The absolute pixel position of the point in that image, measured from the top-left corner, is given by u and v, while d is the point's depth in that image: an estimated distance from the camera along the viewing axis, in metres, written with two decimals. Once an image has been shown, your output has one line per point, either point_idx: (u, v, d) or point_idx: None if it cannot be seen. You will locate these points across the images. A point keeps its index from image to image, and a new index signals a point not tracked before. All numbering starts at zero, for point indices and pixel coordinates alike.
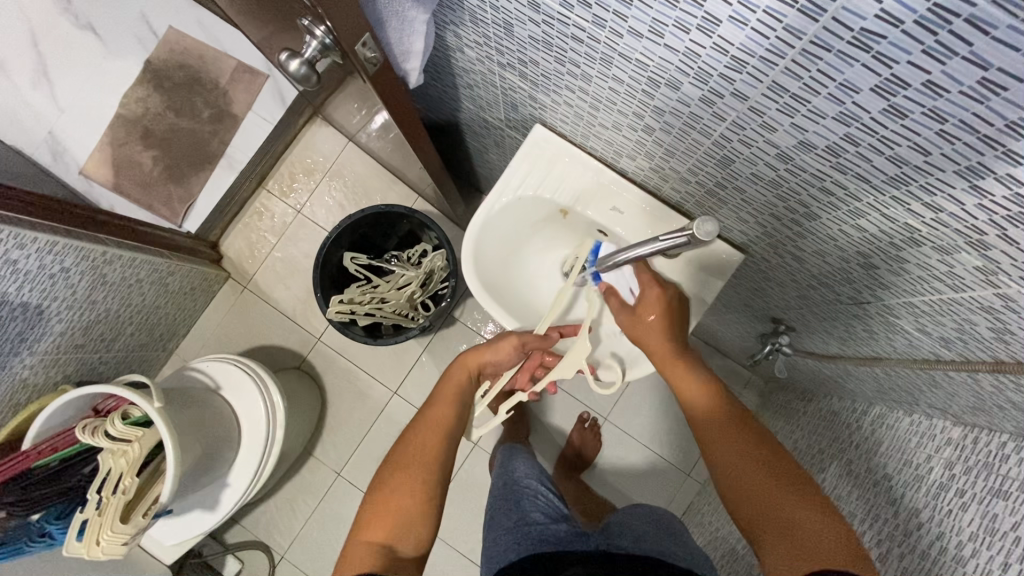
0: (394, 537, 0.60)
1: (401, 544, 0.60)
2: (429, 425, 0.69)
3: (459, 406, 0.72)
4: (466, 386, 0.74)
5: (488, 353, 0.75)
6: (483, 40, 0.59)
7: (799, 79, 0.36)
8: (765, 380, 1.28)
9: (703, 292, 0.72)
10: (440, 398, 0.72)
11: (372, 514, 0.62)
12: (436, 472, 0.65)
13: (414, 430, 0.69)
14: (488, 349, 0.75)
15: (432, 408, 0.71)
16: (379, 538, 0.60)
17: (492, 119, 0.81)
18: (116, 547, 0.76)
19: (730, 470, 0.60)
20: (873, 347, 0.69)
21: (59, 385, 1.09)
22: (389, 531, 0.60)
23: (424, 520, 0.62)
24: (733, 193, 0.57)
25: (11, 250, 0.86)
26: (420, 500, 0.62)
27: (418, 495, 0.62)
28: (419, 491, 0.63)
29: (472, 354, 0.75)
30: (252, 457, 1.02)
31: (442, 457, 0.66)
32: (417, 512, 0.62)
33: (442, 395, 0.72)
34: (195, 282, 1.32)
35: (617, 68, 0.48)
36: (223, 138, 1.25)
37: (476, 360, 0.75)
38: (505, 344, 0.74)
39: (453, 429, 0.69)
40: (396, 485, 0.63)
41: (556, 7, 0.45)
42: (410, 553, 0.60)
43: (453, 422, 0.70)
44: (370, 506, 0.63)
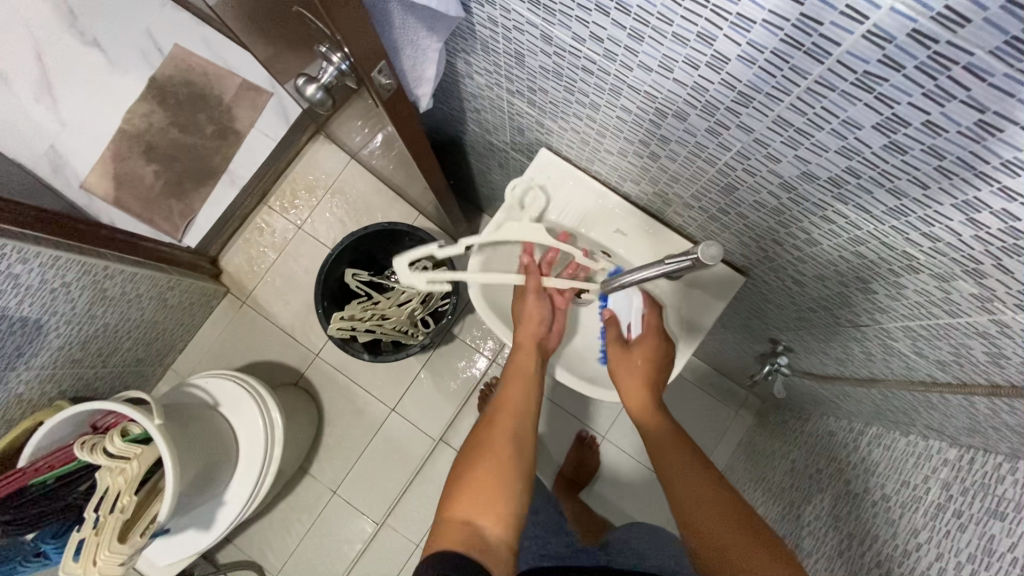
0: (477, 515, 0.56)
1: (489, 526, 0.55)
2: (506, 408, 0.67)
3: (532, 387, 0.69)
4: (537, 363, 0.72)
5: (527, 322, 0.73)
6: (494, 68, 0.61)
7: (804, 114, 0.38)
8: (761, 400, 1.30)
9: (704, 313, 0.73)
10: (511, 379, 0.70)
11: (458, 493, 0.58)
12: (514, 445, 0.62)
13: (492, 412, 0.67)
14: (525, 320, 0.74)
15: (507, 391, 0.69)
16: (464, 515, 0.56)
17: (497, 141, 0.83)
18: (112, 567, 0.74)
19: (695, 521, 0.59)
20: (871, 369, 0.70)
21: (53, 400, 1.08)
22: (473, 508, 0.56)
23: (510, 498, 0.58)
24: (735, 218, 0.59)
25: (14, 264, 0.86)
26: (503, 479, 0.59)
27: (502, 472, 0.59)
28: (498, 470, 0.59)
29: (524, 329, 0.73)
30: (249, 474, 1.01)
31: (521, 436, 0.64)
32: (502, 490, 0.58)
33: (512, 376, 0.70)
34: (195, 296, 1.32)
35: (625, 98, 0.49)
36: (226, 155, 1.26)
37: (525, 336, 0.73)
38: (530, 305, 0.73)
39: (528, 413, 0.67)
40: (478, 462, 0.60)
41: (568, 40, 0.47)
42: (494, 532, 0.55)
43: (528, 405, 0.68)
44: (454, 485, 0.59)
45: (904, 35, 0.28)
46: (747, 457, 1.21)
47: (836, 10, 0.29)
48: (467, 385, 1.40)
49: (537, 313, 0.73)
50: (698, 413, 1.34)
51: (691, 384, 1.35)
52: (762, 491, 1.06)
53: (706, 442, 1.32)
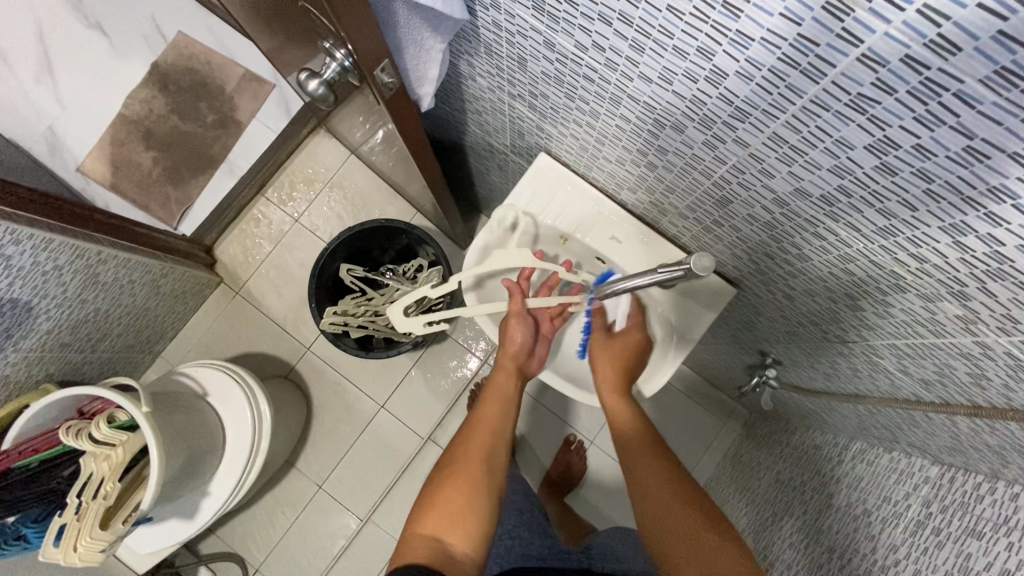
0: (445, 532, 0.58)
1: (455, 543, 0.57)
2: (479, 428, 0.70)
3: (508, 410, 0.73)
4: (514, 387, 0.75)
5: (509, 345, 0.75)
6: (496, 71, 0.61)
7: (798, 132, 0.38)
8: (749, 411, 1.31)
9: (696, 323, 0.73)
10: (488, 402, 0.73)
11: (427, 510, 0.61)
12: (486, 461, 0.66)
13: (466, 431, 0.70)
14: (510, 340, 0.75)
15: (482, 412, 0.72)
16: (433, 531, 0.58)
17: (497, 143, 0.83)
18: (93, 553, 0.74)
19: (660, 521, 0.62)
20: (857, 385, 0.71)
21: (40, 383, 1.07)
22: (441, 525, 0.59)
23: (477, 518, 0.60)
24: (729, 231, 0.59)
25: (6, 245, 0.86)
26: (471, 498, 0.62)
27: (471, 490, 0.62)
28: (468, 488, 0.62)
29: (507, 353, 0.75)
30: (235, 465, 1.00)
31: (491, 456, 0.67)
32: (471, 511, 0.61)
33: (489, 399, 0.74)
34: (188, 284, 1.32)
35: (625, 107, 0.50)
36: (225, 144, 1.26)
37: (509, 357, 0.75)
38: (512, 325, 0.75)
39: (501, 430, 0.71)
40: (448, 480, 0.63)
41: (571, 48, 0.47)
42: (461, 551, 0.57)
43: (503, 426, 0.72)
44: (424, 504, 0.62)
45: (896, 61, 0.29)
46: (733, 466, 1.22)
47: (831, 33, 0.30)
48: (458, 385, 1.40)
49: (522, 333, 0.75)
50: (686, 420, 1.35)
51: (680, 393, 1.36)
52: (746, 501, 1.06)
53: (692, 450, 1.33)
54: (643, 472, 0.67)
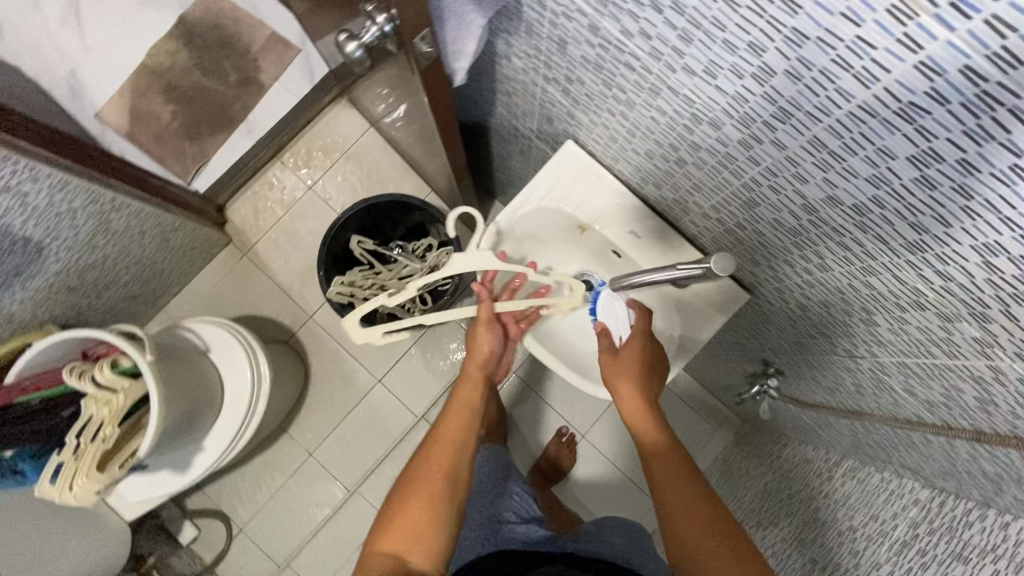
0: (405, 548, 0.60)
1: (415, 558, 0.60)
2: (444, 435, 0.70)
3: (472, 415, 0.73)
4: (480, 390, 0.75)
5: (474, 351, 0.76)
6: (533, 52, 0.61)
7: (840, 138, 0.38)
8: (741, 421, 1.32)
9: (704, 326, 0.73)
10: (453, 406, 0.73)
11: (389, 524, 0.63)
12: (451, 468, 0.67)
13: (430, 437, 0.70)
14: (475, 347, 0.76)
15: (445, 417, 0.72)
16: (394, 548, 0.60)
17: (523, 128, 0.83)
18: (88, 494, 0.74)
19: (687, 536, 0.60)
20: (859, 402, 0.71)
21: (43, 324, 1.08)
22: (401, 544, 0.61)
23: (436, 531, 0.62)
24: (752, 235, 0.58)
25: (24, 182, 0.86)
26: (433, 511, 0.63)
27: (433, 501, 0.63)
28: (430, 500, 0.63)
29: (473, 361, 0.76)
30: (231, 423, 1.01)
31: (456, 464, 0.67)
32: (431, 525, 0.62)
33: (454, 404, 0.73)
34: (196, 241, 1.31)
35: (662, 99, 0.50)
36: (245, 104, 1.28)
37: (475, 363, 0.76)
38: (480, 334, 0.75)
39: (467, 433, 0.71)
40: (410, 493, 0.64)
41: (615, 33, 0.47)
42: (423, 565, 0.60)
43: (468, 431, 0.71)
44: (386, 518, 0.63)
45: (955, 70, 0.28)
46: (720, 474, 1.23)
47: (891, 37, 0.29)
48: (456, 367, 1.40)
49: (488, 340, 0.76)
50: (678, 425, 1.35)
51: (675, 397, 1.36)
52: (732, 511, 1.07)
53: None
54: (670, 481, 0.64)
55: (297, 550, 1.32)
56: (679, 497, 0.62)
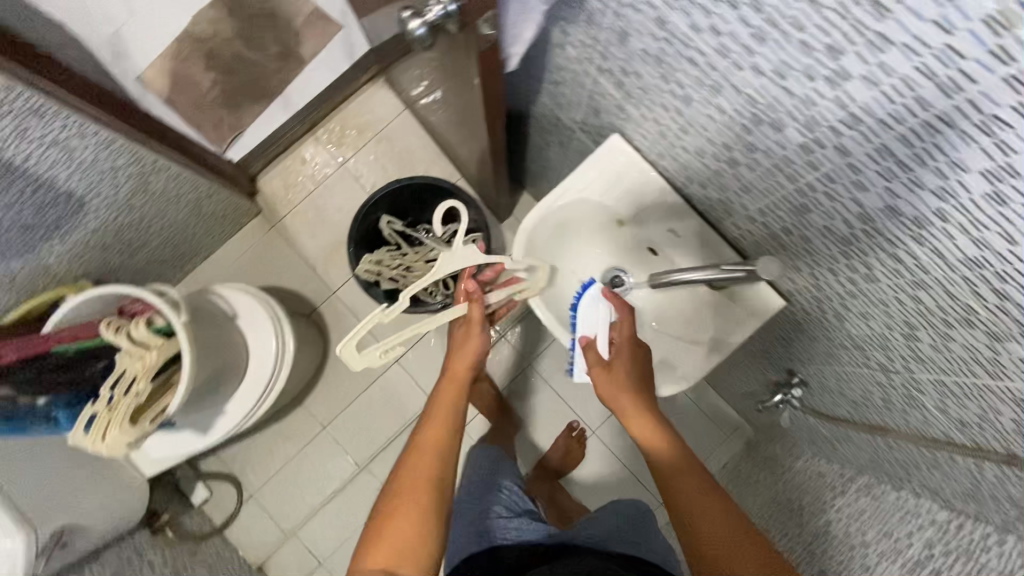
0: (395, 565, 0.62)
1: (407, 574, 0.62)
2: (427, 445, 0.73)
3: (456, 424, 0.76)
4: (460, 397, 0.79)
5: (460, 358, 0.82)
6: (590, 42, 0.61)
7: (911, 147, 0.38)
8: (754, 431, 1.32)
9: (738, 329, 0.71)
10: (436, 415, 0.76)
11: (379, 540, 0.64)
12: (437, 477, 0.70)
13: (415, 447, 0.73)
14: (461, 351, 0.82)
15: (428, 425, 0.75)
16: (383, 563, 0.62)
17: (566, 119, 0.83)
18: (119, 445, 0.77)
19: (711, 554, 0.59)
20: (884, 418, 0.71)
21: (77, 279, 1.12)
22: (391, 555, 0.63)
23: (425, 543, 0.64)
24: (798, 241, 0.58)
25: (72, 138, 0.88)
26: (421, 524, 0.65)
27: (419, 513, 0.66)
28: (420, 515, 0.66)
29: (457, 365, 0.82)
30: (254, 390, 1.03)
31: (441, 473, 0.70)
32: (419, 540, 0.64)
33: (436, 413, 0.76)
34: (227, 209, 1.33)
35: (723, 97, 0.50)
36: (284, 78, 1.28)
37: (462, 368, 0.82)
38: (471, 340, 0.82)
39: (451, 441, 0.74)
40: (398, 507, 0.66)
41: (683, 28, 0.47)
42: None
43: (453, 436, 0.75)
44: (373, 535, 0.65)
45: None
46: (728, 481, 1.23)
47: (983, 47, 0.29)
48: None
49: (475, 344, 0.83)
50: (690, 429, 1.35)
51: (689, 402, 1.36)
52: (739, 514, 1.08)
53: None
54: (685, 494, 0.63)
55: (305, 520, 1.35)
56: (699, 513, 0.61)
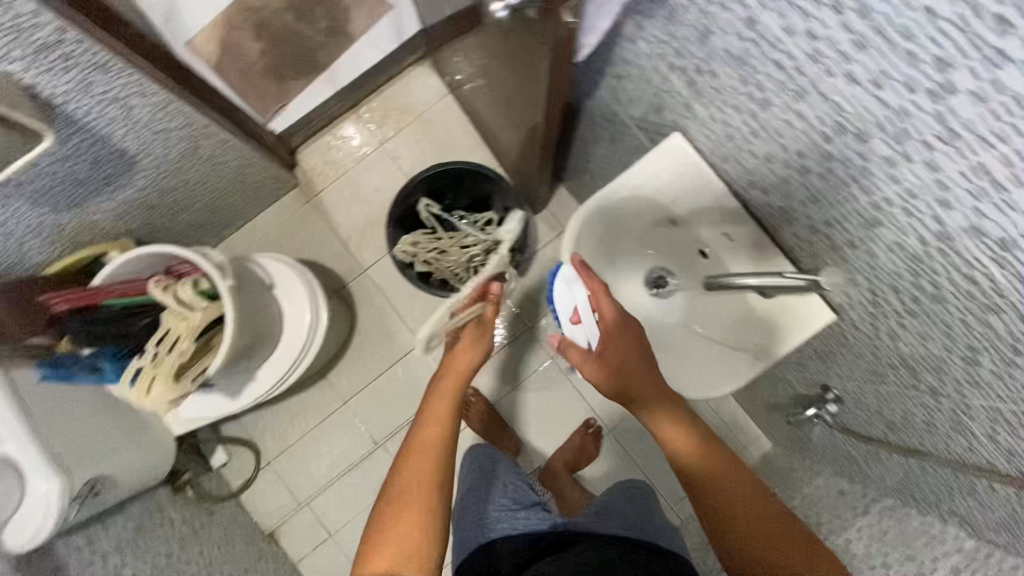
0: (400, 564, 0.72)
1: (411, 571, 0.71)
2: (423, 449, 0.83)
3: (450, 428, 0.86)
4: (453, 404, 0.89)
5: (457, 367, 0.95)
6: (666, 37, 0.60)
7: (1008, 167, 0.37)
8: (772, 444, 1.32)
9: (788, 339, 0.70)
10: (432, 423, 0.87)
11: (381, 541, 0.74)
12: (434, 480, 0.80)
13: (412, 454, 0.83)
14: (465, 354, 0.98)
15: (424, 433, 0.86)
16: (389, 563, 0.72)
17: (623, 114, 0.82)
18: (164, 401, 0.78)
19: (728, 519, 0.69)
20: (924, 441, 0.70)
21: (120, 237, 1.14)
22: (395, 555, 0.72)
23: (425, 541, 0.74)
24: (862, 255, 0.57)
25: (132, 96, 0.89)
26: (423, 523, 0.75)
27: (418, 514, 0.76)
28: (419, 516, 0.76)
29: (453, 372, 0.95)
30: (285, 359, 1.04)
31: (437, 475, 0.80)
32: (419, 538, 0.74)
33: (432, 421, 0.87)
34: (267, 179, 1.34)
35: (807, 103, 0.49)
36: (331, 53, 1.32)
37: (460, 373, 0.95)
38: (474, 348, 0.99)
39: (444, 446, 0.84)
40: (399, 511, 0.76)
41: (776, 30, 0.46)
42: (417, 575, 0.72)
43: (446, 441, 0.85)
44: (376, 537, 0.75)
45: None
46: None
47: None
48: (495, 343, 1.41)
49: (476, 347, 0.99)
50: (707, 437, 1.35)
51: (708, 409, 1.36)
52: None
53: None
54: (703, 466, 0.74)
55: (320, 491, 1.37)
56: (721, 481, 0.72)
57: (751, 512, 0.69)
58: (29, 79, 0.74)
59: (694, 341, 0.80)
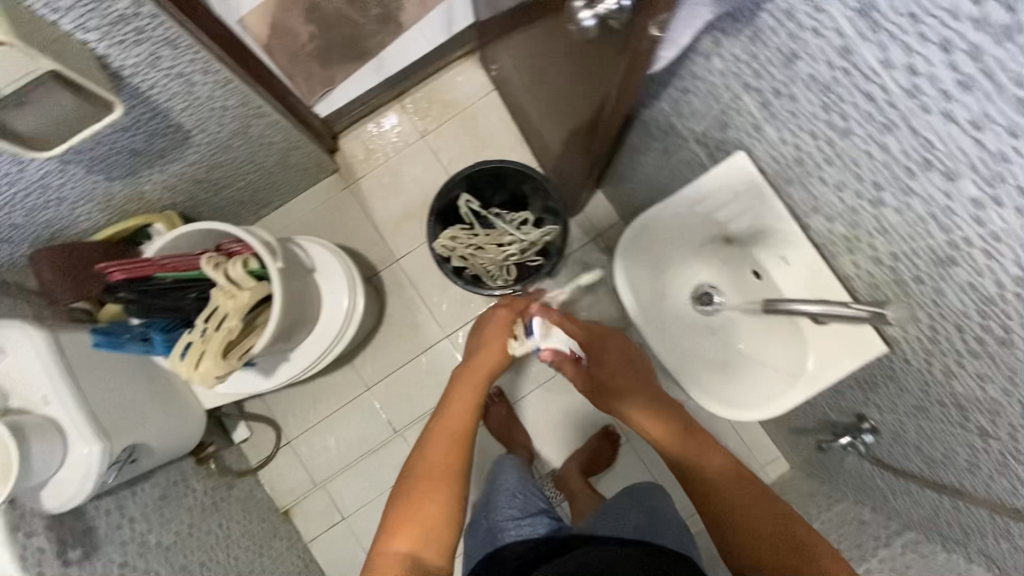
0: (418, 548, 0.73)
1: (427, 555, 0.73)
2: (444, 436, 0.83)
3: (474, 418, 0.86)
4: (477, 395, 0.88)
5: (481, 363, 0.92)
6: (745, 57, 0.60)
7: None
8: (790, 466, 1.31)
9: (835, 367, 0.70)
10: (453, 412, 0.86)
11: (398, 525, 0.75)
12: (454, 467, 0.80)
13: (433, 440, 0.83)
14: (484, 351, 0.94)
15: (447, 420, 0.85)
16: (405, 546, 0.73)
17: (683, 128, 0.82)
18: (210, 377, 0.80)
19: (746, 542, 0.74)
20: (965, 481, 0.70)
21: (164, 209, 1.15)
22: (413, 539, 0.73)
23: (442, 527, 0.75)
24: (928, 291, 0.56)
25: (196, 74, 0.89)
26: (441, 510, 0.76)
27: (437, 500, 0.76)
28: (438, 503, 0.76)
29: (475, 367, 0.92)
30: (320, 342, 1.05)
31: (456, 464, 0.80)
32: (436, 524, 0.75)
33: (454, 410, 0.86)
34: (311, 162, 1.35)
35: (893, 137, 0.49)
36: (382, 41, 1.35)
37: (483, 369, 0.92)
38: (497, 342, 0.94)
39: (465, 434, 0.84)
40: (418, 496, 0.77)
41: (871, 62, 0.46)
42: (432, 560, 0.72)
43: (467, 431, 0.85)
44: (394, 521, 0.76)
45: None
46: None
47: None
48: None
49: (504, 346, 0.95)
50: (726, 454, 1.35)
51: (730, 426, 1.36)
52: None
53: None
54: (702, 469, 0.82)
55: (337, 474, 1.39)
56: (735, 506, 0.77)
57: (761, 525, 0.74)
58: (101, 50, 0.76)
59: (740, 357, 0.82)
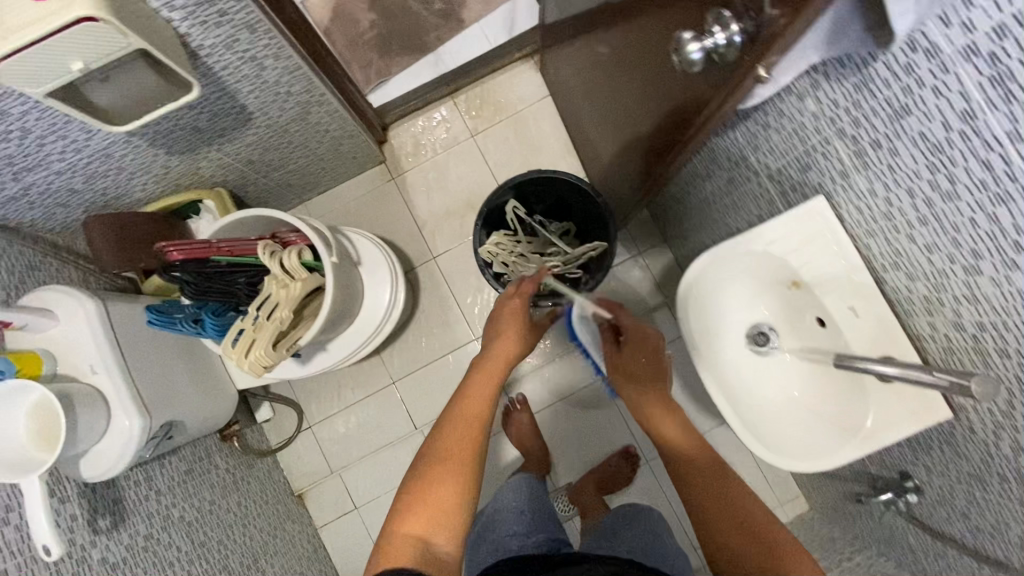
0: (429, 533, 0.65)
1: (439, 543, 0.65)
2: (463, 419, 0.76)
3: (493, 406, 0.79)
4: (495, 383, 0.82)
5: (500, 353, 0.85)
6: (846, 105, 0.58)
7: None
8: (812, 508, 1.29)
9: (896, 428, 0.68)
10: (470, 396, 0.79)
11: (410, 505, 0.67)
12: (473, 453, 0.73)
13: (449, 422, 0.76)
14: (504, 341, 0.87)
15: (466, 402, 0.78)
16: (416, 532, 0.65)
17: (757, 163, 0.80)
18: (258, 366, 0.80)
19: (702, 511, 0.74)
20: (1017, 559, 0.67)
21: (214, 185, 1.15)
22: (426, 524, 0.66)
23: (456, 516, 0.67)
24: (1015, 366, 0.54)
25: (268, 57, 0.89)
26: (456, 496, 0.68)
27: (453, 484, 0.69)
28: (455, 488, 0.69)
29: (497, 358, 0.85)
30: (359, 336, 1.05)
31: (476, 449, 0.73)
32: (451, 511, 0.67)
33: (472, 394, 0.79)
34: (361, 152, 1.35)
35: (1007, 209, 0.47)
36: (440, 36, 1.42)
37: (502, 355, 0.85)
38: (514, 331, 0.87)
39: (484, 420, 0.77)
40: (434, 478, 0.69)
41: (997, 131, 0.44)
42: (445, 549, 0.65)
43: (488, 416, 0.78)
44: (403, 504, 0.68)
45: None
46: None
47: None
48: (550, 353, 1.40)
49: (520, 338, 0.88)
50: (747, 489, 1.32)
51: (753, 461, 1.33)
52: None
53: None
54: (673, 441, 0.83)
55: (353, 463, 1.39)
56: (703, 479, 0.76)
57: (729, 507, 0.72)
58: (184, 28, 0.76)
59: (797, 410, 0.79)
